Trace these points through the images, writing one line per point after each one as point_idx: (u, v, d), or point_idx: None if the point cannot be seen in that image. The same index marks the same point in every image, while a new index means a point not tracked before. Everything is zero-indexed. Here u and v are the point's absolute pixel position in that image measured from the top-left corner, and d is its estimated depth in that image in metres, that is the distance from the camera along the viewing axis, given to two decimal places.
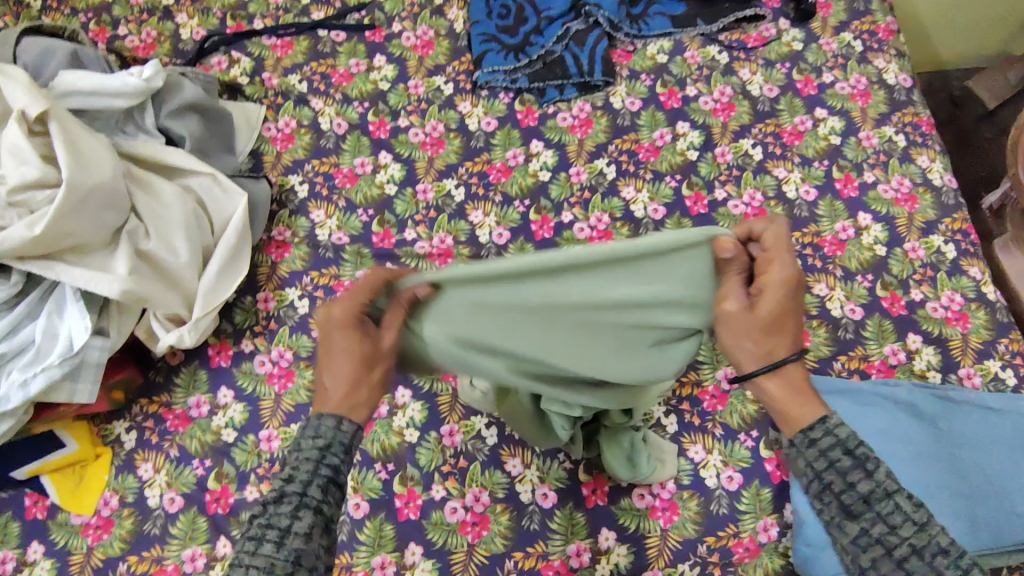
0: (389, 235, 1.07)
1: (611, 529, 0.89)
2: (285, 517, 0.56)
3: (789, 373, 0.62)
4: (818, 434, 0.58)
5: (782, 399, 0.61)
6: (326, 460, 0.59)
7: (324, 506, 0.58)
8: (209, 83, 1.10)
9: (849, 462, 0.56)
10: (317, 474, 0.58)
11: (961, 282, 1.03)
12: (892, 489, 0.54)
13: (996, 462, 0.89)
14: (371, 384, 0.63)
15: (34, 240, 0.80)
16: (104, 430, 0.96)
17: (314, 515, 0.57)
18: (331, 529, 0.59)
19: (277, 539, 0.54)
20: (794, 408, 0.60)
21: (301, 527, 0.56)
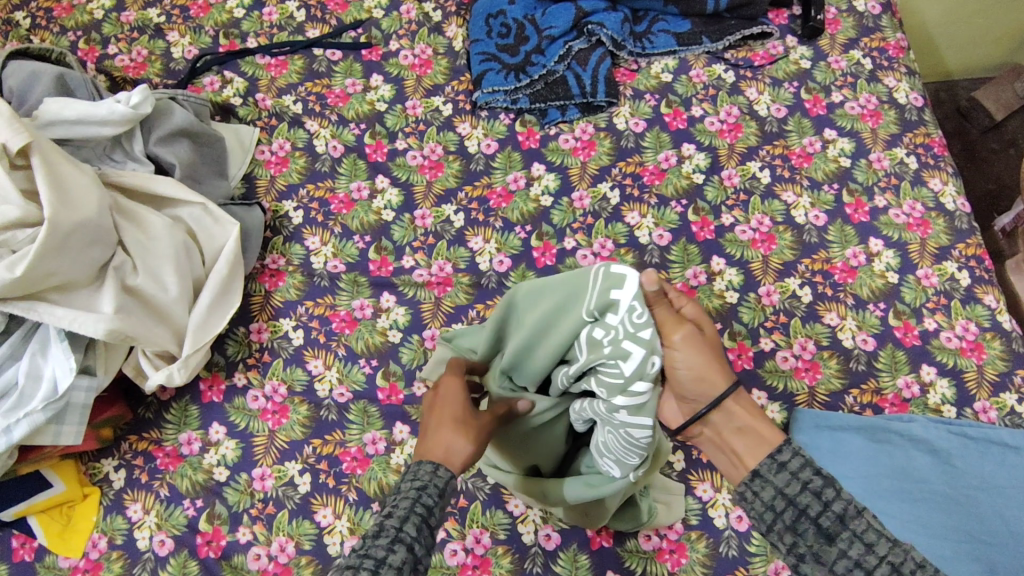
0: (386, 263, 1.04)
1: (616, 572, 0.86)
2: (382, 548, 0.53)
3: (738, 399, 0.69)
4: (785, 455, 0.62)
5: (745, 420, 0.67)
6: (422, 499, 0.57)
7: (417, 544, 0.55)
8: (200, 105, 1.07)
9: (821, 482, 0.59)
10: (412, 510, 0.56)
11: (976, 311, 1.00)
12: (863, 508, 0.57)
13: (1014, 502, 0.84)
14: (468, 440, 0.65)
15: (17, 281, 0.78)
16: (92, 468, 0.93)
17: (408, 551, 0.54)
18: (421, 566, 0.55)
19: (372, 569, 0.52)
20: (758, 425, 0.66)
21: (394, 561, 0.52)
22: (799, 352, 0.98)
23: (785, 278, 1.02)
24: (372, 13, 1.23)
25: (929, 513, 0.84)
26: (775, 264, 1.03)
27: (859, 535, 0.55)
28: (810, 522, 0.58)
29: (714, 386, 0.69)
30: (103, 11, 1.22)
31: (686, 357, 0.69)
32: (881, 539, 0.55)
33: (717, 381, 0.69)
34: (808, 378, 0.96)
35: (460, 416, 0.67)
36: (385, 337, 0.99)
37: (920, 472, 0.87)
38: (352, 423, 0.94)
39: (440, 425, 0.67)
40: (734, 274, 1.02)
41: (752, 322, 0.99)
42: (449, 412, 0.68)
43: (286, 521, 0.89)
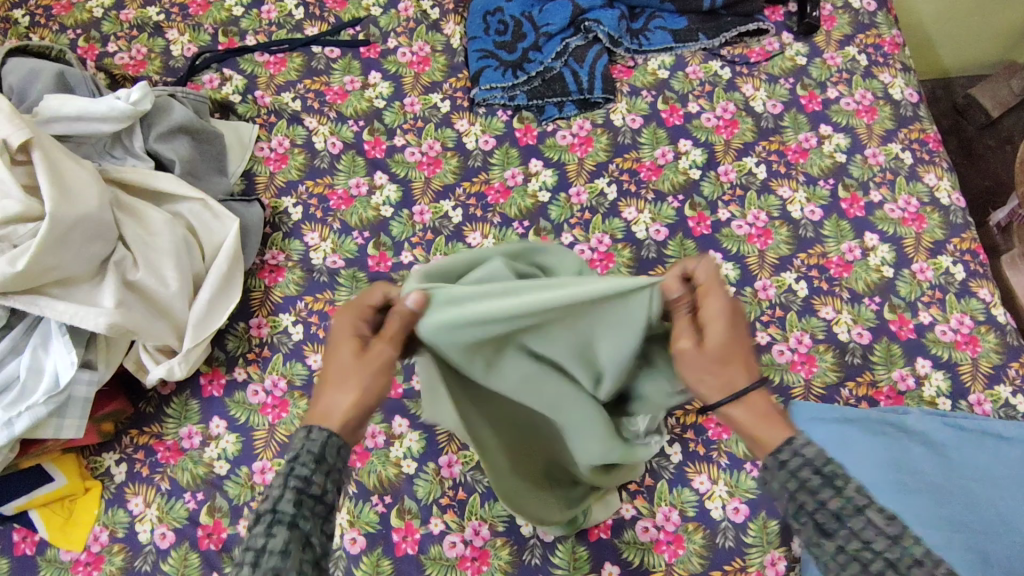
0: (385, 258, 1.04)
1: (614, 563, 0.87)
2: (260, 536, 0.53)
3: (756, 402, 0.64)
4: (785, 454, 0.58)
5: (750, 424, 0.63)
6: (294, 472, 0.56)
7: (300, 519, 0.54)
8: (199, 102, 1.08)
9: (818, 481, 0.55)
10: (285, 487, 0.55)
11: (970, 304, 1.00)
12: (863, 504, 0.53)
13: (1007, 492, 0.85)
14: (356, 388, 0.64)
15: (18, 276, 0.78)
16: (93, 462, 0.94)
17: (290, 530, 0.53)
18: (317, 544, 0.54)
19: (252, 562, 0.51)
20: (762, 428, 0.63)
21: (276, 544, 0.52)
22: (795, 345, 0.98)
23: (781, 273, 1.03)
24: (370, 10, 1.23)
25: (925, 501, 0.85)
26: (771, 258, 1.04)
27: (857, 532, 0.52)
28: (809, 517, 0.55)
29: (722, 391, 0.64)
30: (103, 9, 1.23)
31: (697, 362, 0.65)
32: (879, 538, 0.52)
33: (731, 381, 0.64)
34: (804, 371, 0.97)
35: (348, 366, 0.65)
36: None
37: (916, 462, 0.88)
38: None
39: (330, 379, 0.65)
40: (731, 269, 1.03)
41: (749, 316, 1.00)
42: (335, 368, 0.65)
43: None
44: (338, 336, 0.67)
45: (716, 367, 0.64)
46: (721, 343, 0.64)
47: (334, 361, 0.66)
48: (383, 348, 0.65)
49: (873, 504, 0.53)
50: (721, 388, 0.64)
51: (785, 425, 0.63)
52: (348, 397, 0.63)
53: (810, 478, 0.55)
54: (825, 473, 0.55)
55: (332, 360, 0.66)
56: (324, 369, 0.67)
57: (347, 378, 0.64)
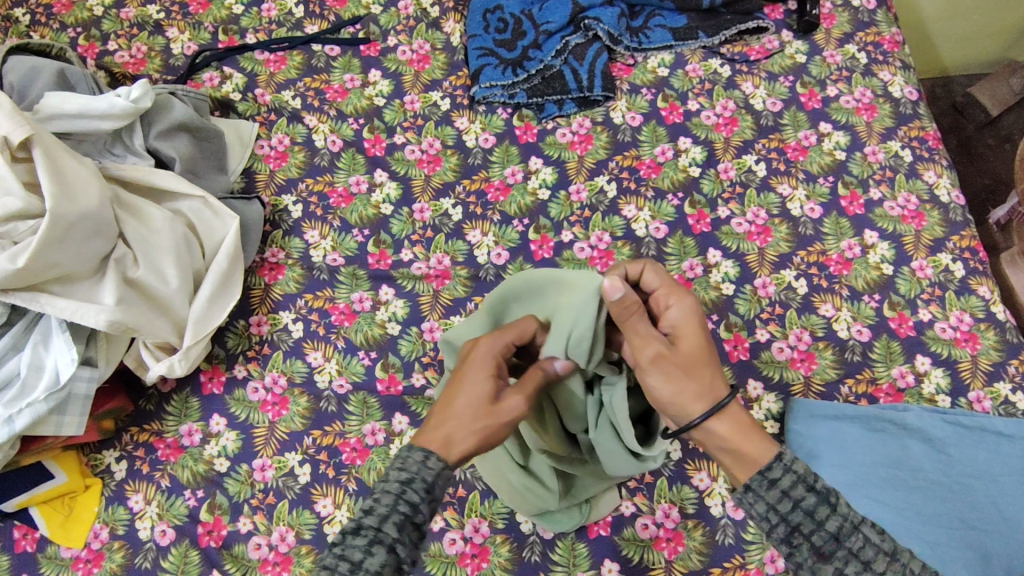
0: (385, 256, 1.04)
1: (614, 560, 0.87)
2: (359, 551, 0.56)
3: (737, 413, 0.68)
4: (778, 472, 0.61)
5: (730, 437, 0.66)
6: (405, 496, 0.59)
7: (399, 545, 0.57)
8: (200, 100, 1.08)
9: (814, 500, 0.59)
10: (394, 508, 0.58)
11: (970, 302, 1.00)
12: (858, 522, 0.59)
13: (1007, 489, 0.86)
14: (478, 431, 0.65)
15: (19, 272, 0.78)
16: (94, 460, 0.94)
17: (388, 554, 0.56)
18: (404, 569, 0.58)
19: (349, 572, 0.55)
20: (748, 443, 0.65)
21: (373, 564, 0.55)
22: (795, 343, 0.98)
23: (781, 270, 1.03)
24: (371, 9, 1.23)
25: (923, 500, 0.85)
26: (771, 256, 1.04)
27: (857, 552, 0.58)
28: (805, 538, 0.59)
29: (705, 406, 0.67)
30: (103, 7, 1.23)
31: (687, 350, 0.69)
32: (879, 555, 0.57)
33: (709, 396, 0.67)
34: (803, 368, 0.97)
35: (481, 409, 0.66)
36: (384, 330, 0.99)
37: (914, 460, 0.88)
38: (352, 415, 0.95)
39: (454, 410, 0.66)
40: (730, 266, 1.03)
41: (748, 313, 1.00)
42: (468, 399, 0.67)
43: (286, 511, 0.89)
44: (475, 361, 0.70)
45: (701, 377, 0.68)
46: (697, 348, 0.69)
47: (458, 395, 0.67)
48: (516, 400, 0.67)
49: None
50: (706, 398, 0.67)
51: (766, 441, 0.65)
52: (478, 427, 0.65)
53: (808, 498, 0.59)
54: (819, 491, 0.60)
55: (458, 393, 0.68)
56: (448, 398, 0.67)
57: (482, 422, 0.65)
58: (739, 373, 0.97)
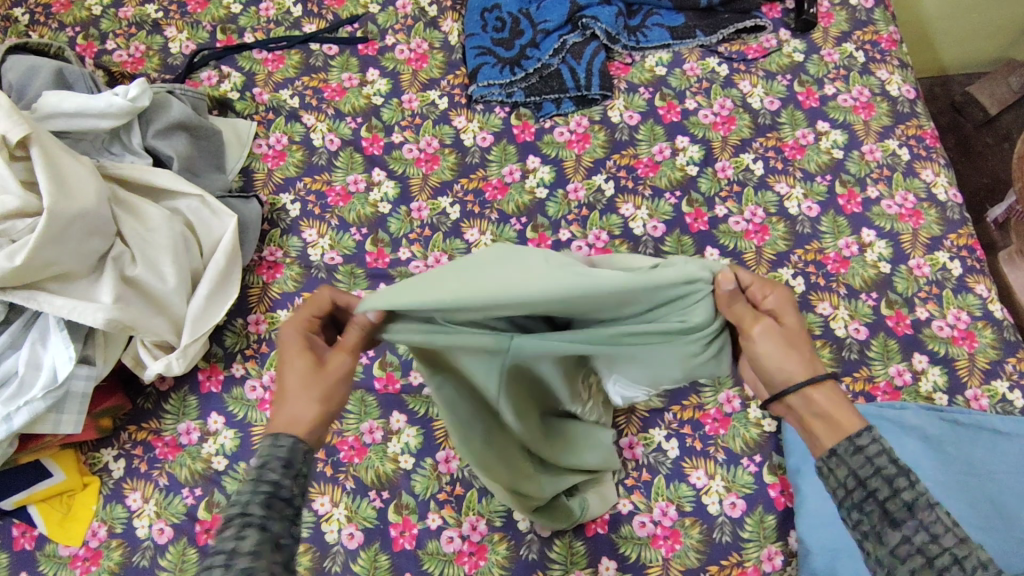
0: (383, 255, 1.04)
1: (611, 558, 0.87)
2: (231, 539, 0.51)
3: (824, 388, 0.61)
4: (864, 439, 0.57)
5: (829, 408, 0.60)
6: (264, 476, 0.55)
7: (269, 523, 0.53)
8: (197, 99, 1.08)
9: (895, 470, 0.54)
10: (256, 490, 0.54)
11: (967, 300, 1.00)
12: (936, 496, 0.53)
13: (1004, 486, 0.86)
14: (318, 397, 0.63)
15: (16, 270, 0.79)
16: (92, 458, 0.94)
17: (261, 532, 0.52)
18: (284, 548, 0.54)
19: (224, 561, 0.50)
20: (838, 410, 0.60)
21: (246, 546, 0.51)
22: None
23: (778, 268, 1.03)
24: (368, 8, 1.24)
25: None
26: (768, 254, 1.04)
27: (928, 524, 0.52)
28: (878, 505, 0.54)
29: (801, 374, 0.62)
30: (102, 7, 1.23)
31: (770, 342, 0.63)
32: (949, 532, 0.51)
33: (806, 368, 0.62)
34: None
35: (304, 377, 0.63)
36: None
37: (913, 459, 0.88)
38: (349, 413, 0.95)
39: (285, 392, 0.63)
40: (728, 265, 1.03)
41: None
42: (290, 382, 0.63)
43: None
44: (286, 347, 0.66)
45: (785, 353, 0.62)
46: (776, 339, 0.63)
47: (286, 376, 0.64)
48: (342, 360, 0.65)
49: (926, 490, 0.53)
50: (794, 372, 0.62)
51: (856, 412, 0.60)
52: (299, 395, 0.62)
53: (887, 465, 0.55)
54: (902, 463, 0.55)
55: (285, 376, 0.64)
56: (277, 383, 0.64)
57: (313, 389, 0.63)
58: None
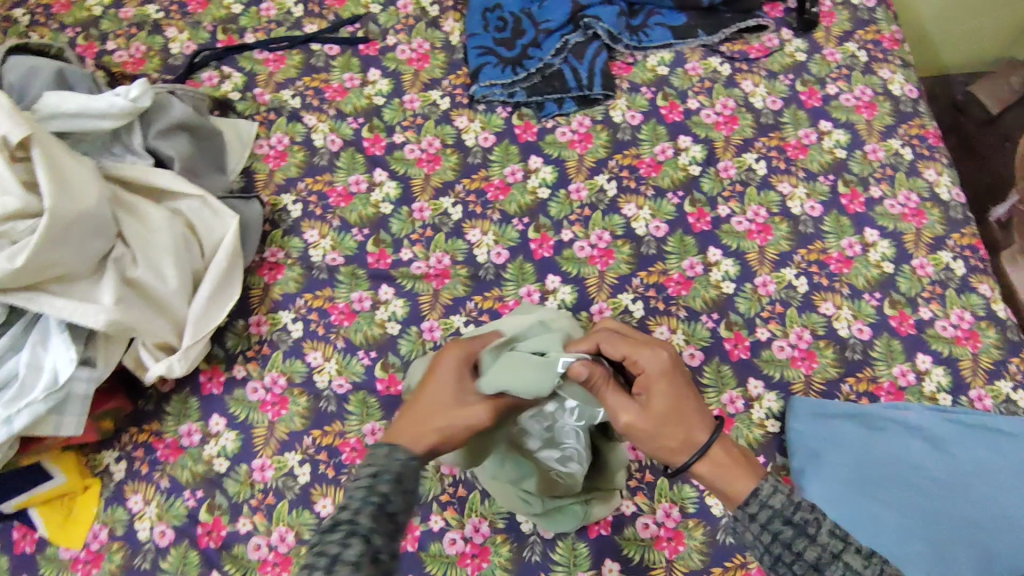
0: (384, 255, 1.04)
1: (615, 560, 0.87)
2: (336, 544, 0.54)
3: (715, 456, 0.71)
4: (754, 506, 0.65)
5: (710, 475, 0.71)
6: (376, 487, 0.59)
7: (374, 535, 0.56)
8: (198, 99, 1.08)
9: (791, 532, 0.62)
10: (365, 502, 0.58)
11: (971, 300, 1.00)
12: (839, 549, 0.59)
13: (1010, 489, 0.85)
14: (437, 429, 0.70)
15: (17, 272, 0.78)
16: (93, 460, 0.94)
17: (364, 544, 0.55)
18: (384, 561, 0.56)
19: (325, 565, 0.53)
20: (733, 472, 0.70)
21: (350, 555, 0.53)
22: (795, 341, 0.98)
23: (781, 268, 1.03)
24: (369, 8, 1.23)
25: (925, 499, 0.85)
26: (771, 255, 1.04)
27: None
28: (787, 566, 0.61)
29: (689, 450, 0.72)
30: (102, 7, 1.23)
31: (665, 436, 0.72)
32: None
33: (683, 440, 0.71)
34: (804, 367, 0.97)
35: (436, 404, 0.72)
36: (383, 329, 0.99)
37: (915, 459, 0.88)
38: (351, 414, 0.94)
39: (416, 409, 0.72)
40: (730, 265, 1.03)
41: (749, 312, 1.00)
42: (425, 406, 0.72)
43: (286, 512, 0.89)
44: (434, 378, 0.75)
45: (664, 432, 0.71)
46: (660, 413, 0.71)
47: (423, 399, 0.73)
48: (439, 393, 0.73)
49: (848, 548, 0.60)
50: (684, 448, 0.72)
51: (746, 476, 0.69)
52: (446, 429, 0.70)
53: (785, 532, 0.62)
54: (796, 522, 0.62)
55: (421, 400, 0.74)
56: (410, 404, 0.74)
57: (445, 413, 0.71)
58: (740, 372, 0.96)
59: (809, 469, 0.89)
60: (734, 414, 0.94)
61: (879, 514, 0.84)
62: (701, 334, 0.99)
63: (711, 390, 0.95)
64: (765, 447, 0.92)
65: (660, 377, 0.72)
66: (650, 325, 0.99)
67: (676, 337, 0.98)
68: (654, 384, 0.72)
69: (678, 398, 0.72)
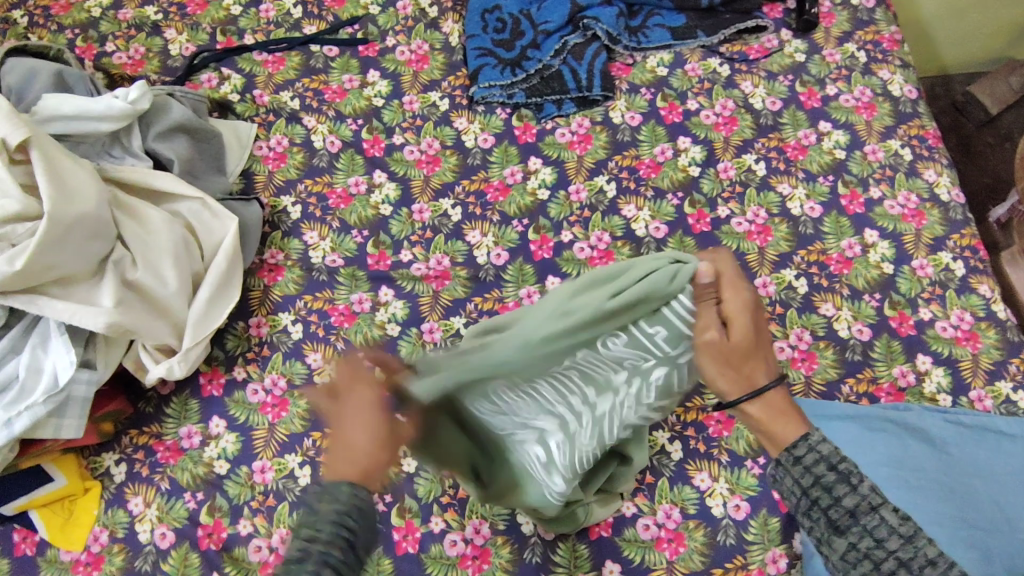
0: (384, 257, 1.04)
1: (615, 561, 0.87)
2: (294, 550, 0.53)
3: (773, 401, 0.61)
4: (801, 450, 0.59)
5: (763, 418, 0.61)
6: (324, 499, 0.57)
7: (331, 546, 0.54)
8: (198, 101, 1.08)
9: (834, 477, 0.57)
10: (321, 510, 0.56)
11: (971, 300, 1.00)
12: (878, 503, 0.56)
13: (1010, 489, 0.85)
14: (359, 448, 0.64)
15: (18, 274, 0.78)
16: (93, 462, 0.93)
17: (319, 551, 0.54)
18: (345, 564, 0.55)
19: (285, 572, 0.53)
20: (776, 424, 0.61)
21: (309, 560, 0.53)
22: (795, 342, 0.98)
23: (781, 269, 1.03)
24: (369, 9, 1.23)
25: (926, 498, 0.84)
26: (771, 256, 1.04)
27: (870, 530, 0.55)
28: (822, 513, 0.57)
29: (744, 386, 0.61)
30: (101, 9, 1.23)
31: (704, 365, 0.61)
32: (892, 537, 0.55)
33: (739, 380, 0.61)
34: (804, 368, 0.97)
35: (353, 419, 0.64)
36: (383, 331, 0.99)
37: (916, 458, 0.87)
38: None
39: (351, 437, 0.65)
40: None
41: None
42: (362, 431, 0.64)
43: (286, 513, 0.89)
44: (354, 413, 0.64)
45: (721, 368, 0.60)
46: (745, 334, 0.59)
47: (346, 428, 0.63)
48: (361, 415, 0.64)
49: (887, 504, 0.56)
50: (734, 381, 0.61)
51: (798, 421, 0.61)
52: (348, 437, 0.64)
53: (826, 474, 0.57)
54: (840, 470, 0.57)
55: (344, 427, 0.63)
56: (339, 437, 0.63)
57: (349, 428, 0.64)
58: None
59: None
60: None
61: None
62: None
63: None
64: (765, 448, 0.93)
65: (738, 316, 0.59)
66: None
67: None
68: (737, 313, 0.59)
69: (756, 336, 0.60)
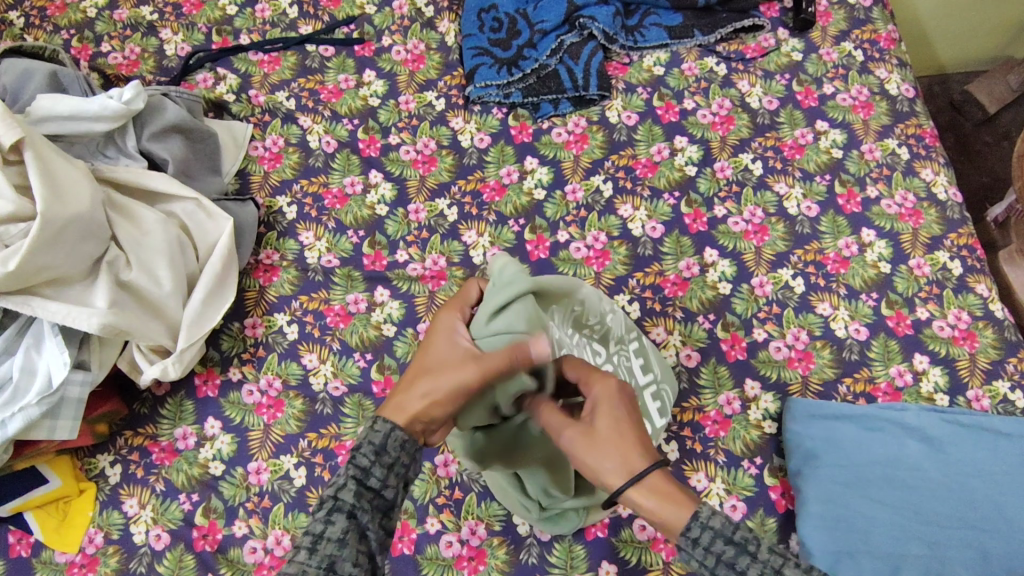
0: (380, 257, 1.04)
1: (612, 562, 0.86)
2: (320, 522, 0.56)
3: (650, 482, 0.63)
4: (695, 530, 0.59)
5: (651, 507, 0.62)
6: (354, 462, 0.59)
7: (358, 511, 0.58)
8: (193, 102, 1.07)
9: (733, 551, 0.57)
10: (348, 477, 0.58)
11: (968, 299, 1.00)
12: (779, 565, 0.56)
13: (1006, 489, 0.85)
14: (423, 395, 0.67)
15: (10, 276, 0.78)
16: (88, 464, 0.93)
17: (348, 519, 0.57)
18: (370, 536, 0.59)
19: (309, 547, 0.55)
20: (664, 509, 0.61)
21: (334, 532, 0.56)
22: (792, 342, 0.98)
23: (778, 269, 1.03)
24: (365, 9, 1.23)
25: (922, 500, 0.84)
26: (768, 255, 1.03)
27: None
28: None
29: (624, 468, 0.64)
30: (96, 9, 1.22)
31: (603, 437, 0.66)
32: None
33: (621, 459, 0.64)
34: (801, 368, 0.97)
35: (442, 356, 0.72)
36: (379, 332, 0.99)
37: (912, 459, 0.87)
38: (347, 417, 0.94)
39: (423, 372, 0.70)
40: (727, 265, 1.03)
41: (746, 312, 1.00)
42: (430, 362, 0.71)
43: (281, 514, 0.89)
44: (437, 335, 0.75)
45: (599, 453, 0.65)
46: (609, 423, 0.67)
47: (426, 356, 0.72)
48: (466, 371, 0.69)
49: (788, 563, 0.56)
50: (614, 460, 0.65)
51: (681, 501, 0.62)
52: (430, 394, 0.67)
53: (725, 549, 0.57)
54: (736, 541, 0.57)
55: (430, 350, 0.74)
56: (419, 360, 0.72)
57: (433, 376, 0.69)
58: (737, 373, 0.96)
59: (805, 470, 0.88)
60: (731, 415, 0.94)
61: (874, 514, 0.84)
62: (698, 335, 0.98)
63: (707, 391, 0.95)
64: (761, 449, 0.92)
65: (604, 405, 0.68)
66: (647, 326, 0.99)
67: (672, 338, 0.98)
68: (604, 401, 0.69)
69: (622, 424, 0.66)
